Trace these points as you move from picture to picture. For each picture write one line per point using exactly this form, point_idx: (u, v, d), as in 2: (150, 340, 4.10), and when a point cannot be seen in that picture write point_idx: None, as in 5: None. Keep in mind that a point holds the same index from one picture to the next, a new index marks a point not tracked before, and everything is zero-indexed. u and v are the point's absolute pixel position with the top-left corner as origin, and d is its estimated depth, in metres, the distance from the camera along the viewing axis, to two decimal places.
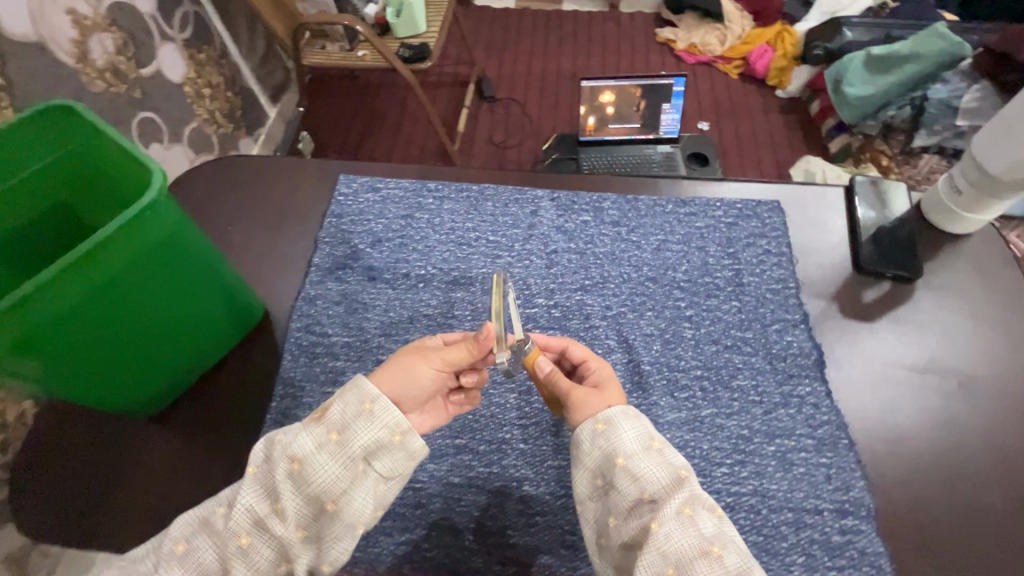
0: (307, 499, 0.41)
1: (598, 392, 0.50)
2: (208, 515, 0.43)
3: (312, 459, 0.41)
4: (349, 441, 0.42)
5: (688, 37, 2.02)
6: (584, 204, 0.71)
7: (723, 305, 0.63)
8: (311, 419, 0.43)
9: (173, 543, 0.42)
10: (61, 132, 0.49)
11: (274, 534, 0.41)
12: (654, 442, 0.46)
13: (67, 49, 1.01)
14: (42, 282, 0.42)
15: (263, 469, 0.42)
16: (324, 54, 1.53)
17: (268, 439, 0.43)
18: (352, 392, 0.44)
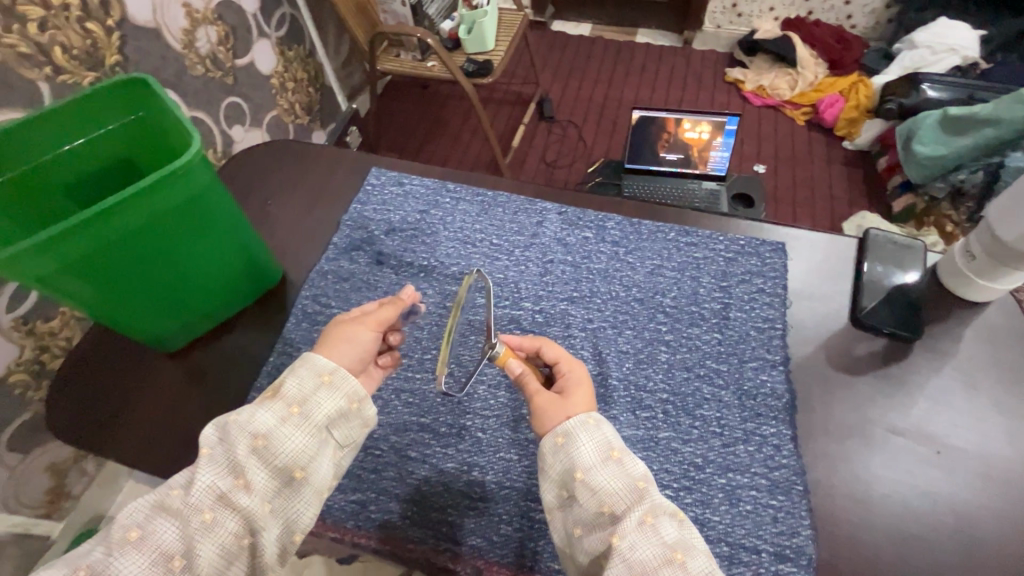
0: (275, 468, 0.46)
1: (564, 396, 0.51)
2: (163, 499, 0.44)
3: (276, 433, 0.46)
4: (309, 413, 0.47)
5: (758, 80, 2.00)
6: (589, 221, 0.74)
7: (704, 336, 0.63)
8: (264, 397, 0.48)
9: (124, 530, 0.42)
10: (139, 98, 0.58)
11: (240, 506, 0.44)
12: (614, 452, 0.47)
13: (177, 37, 1.16)
14: (101, 209, 0.49)
15: (221, 447, 0.45)
16: (398, 62, 1.65)
17: (218, 421, 0.47)
18: (307, 369, 0.49)
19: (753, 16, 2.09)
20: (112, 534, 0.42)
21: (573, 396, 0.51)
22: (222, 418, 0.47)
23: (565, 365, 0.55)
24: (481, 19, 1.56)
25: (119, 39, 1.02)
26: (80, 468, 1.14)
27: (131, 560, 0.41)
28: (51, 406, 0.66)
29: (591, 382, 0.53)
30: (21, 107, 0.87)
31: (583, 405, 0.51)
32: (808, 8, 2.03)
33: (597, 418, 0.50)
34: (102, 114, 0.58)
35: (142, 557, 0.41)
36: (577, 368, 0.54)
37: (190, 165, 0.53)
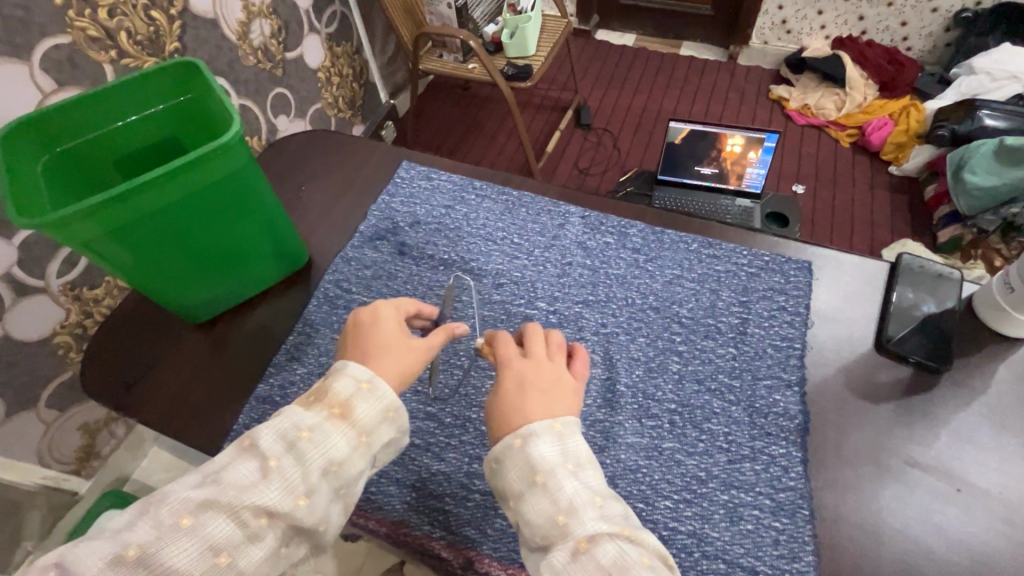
0: (335, 489, 0.46)
1: (495, 414, 0.50)
2: (218, 496, 0.42)
3: (348, 460, 0.47)
4: (374, 443, 0.49)
5: (803, 99, 1.95)
6: (611, 226, 0.74)
7: (717, 349, 0.62)
8: (330, 414, 0.47)
9: (175, 517, 0.40)
10: (189, 80, 0.62)
11: (295, 518, 0.43)
12: (540, 476, 0.45)
13: (233, 28, 1.22)
14: (142, 182, 0.52)
15: (290, 459, 0.44)
16: (440, 62, 1.68)
17: (286, 436, 0.45)
18: (379, 398, 0.49)
19: (803, 34, 2.05)
20: (161, 518, 0.40)
21: (502, 412, 0.50)
22: (288, 429, 0.46)
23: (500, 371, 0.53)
24: (524, 24, 1.58)
25: (179, 28, 1.08)
26: (111, 431, 1.20)
27: (180, 550, 0.40)
28: (85, 366, 0.70)
29: (523, 389, 0.50)
30: (85, 87, 0.94)
31: (513, 422, 0.49)
32: (861, 28, 1.97)
33: (525, 436, 0.47)
34: (155, 93, 0.62)
35: (193, 548, 0.40)
36: (509, 373, 0.51)
37: (227, 145, 0.56)
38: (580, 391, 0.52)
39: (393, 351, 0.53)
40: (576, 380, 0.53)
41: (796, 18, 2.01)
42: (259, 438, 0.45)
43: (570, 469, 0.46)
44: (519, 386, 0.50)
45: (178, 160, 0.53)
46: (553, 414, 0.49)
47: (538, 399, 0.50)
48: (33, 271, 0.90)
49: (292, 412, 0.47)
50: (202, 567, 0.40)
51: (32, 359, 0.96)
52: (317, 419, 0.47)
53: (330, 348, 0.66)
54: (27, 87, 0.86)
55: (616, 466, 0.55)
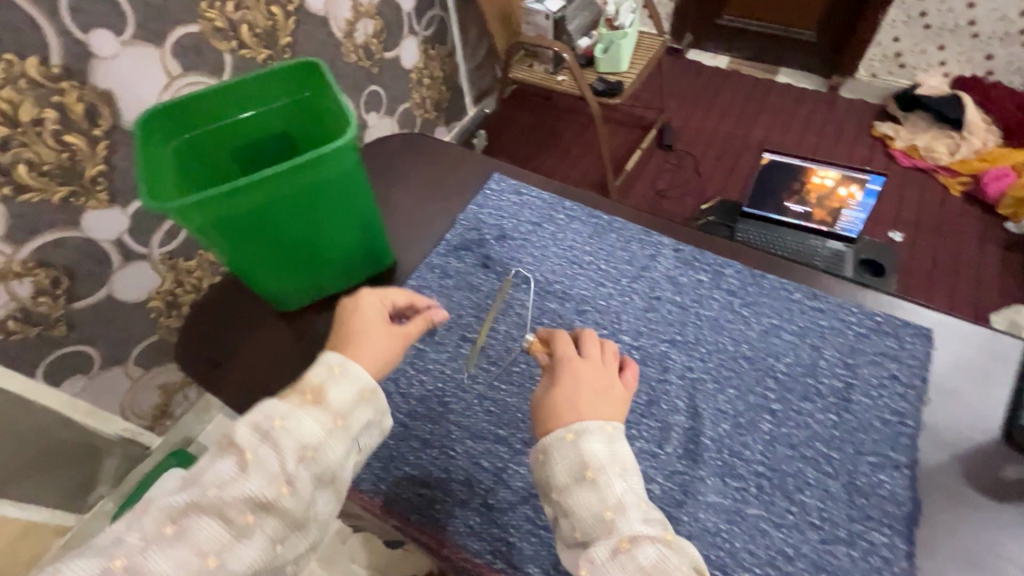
0: (317, 476, 0.47)
1: (547, 406, 0.52)
2: (199, 498, 0.44)
3: (325, 444, 0.48)
4: (351, 425, 0.50)
5: (911, 139, 1.81)
6: (706, 264, 0.70)
7: (816, 414, 0.57)
8: (302, 402, 0.49)
9: (160, 523, 0.43)
10: (309, 81, 0.64)
11: (282, 508, 0.45)
12: (589, 472, 0.47)
13: (340, 26, 1.27)
14: (258, 178, 0.54)
15: (266, 449, 0.46)
16: (530, 72, 1.68)
17: (261, 427, 0.47)
18: (350, 379, 0.51)
19: (919, 70, 1.89)
20: (148, 527, 0.43)
21: (554, 406, 0.51)
22: (262, 421, 0.48)
23: (559, 368, 0.54)
24: (620, 40, 1.56)
25: (294, 24, 1.14)
26: (185, 394, 1.27)
27: (166, 555, 0.42)
28: (181, 340, 0.74)
29: (580, 386, 0.52)
30: (207, 74, 1.01)
31: (565, 416, 0.50)
32: (988, 68, 1.80)
33: (579, 432, 0.49)
34: (278, 90, 0.64)
35: (178, 551, 0.42)
36: (568, 371, 0.53)
37: (341, 150, 0.57)
38: (627, 400, 0.54)
39: (368, 336, 0.55)
40: (626, 389, 0.54)
41: (913, 51, 1.86)
42: (235, 434, 0.47)
43: (618, 470, 0.48)
44: (577, 382, 0.52)
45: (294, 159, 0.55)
46: (604, 417, 0.50)
47: (591, 399, 0.51)
48: (139, 238, 0.99)
49: (265, 405, 0.49)
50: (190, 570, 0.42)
51: (127, 319, 1.03)
52: (289, 408, 0.49)
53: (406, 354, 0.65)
54: (159, 71, 0.93)
55: (693, 525, 0.51)
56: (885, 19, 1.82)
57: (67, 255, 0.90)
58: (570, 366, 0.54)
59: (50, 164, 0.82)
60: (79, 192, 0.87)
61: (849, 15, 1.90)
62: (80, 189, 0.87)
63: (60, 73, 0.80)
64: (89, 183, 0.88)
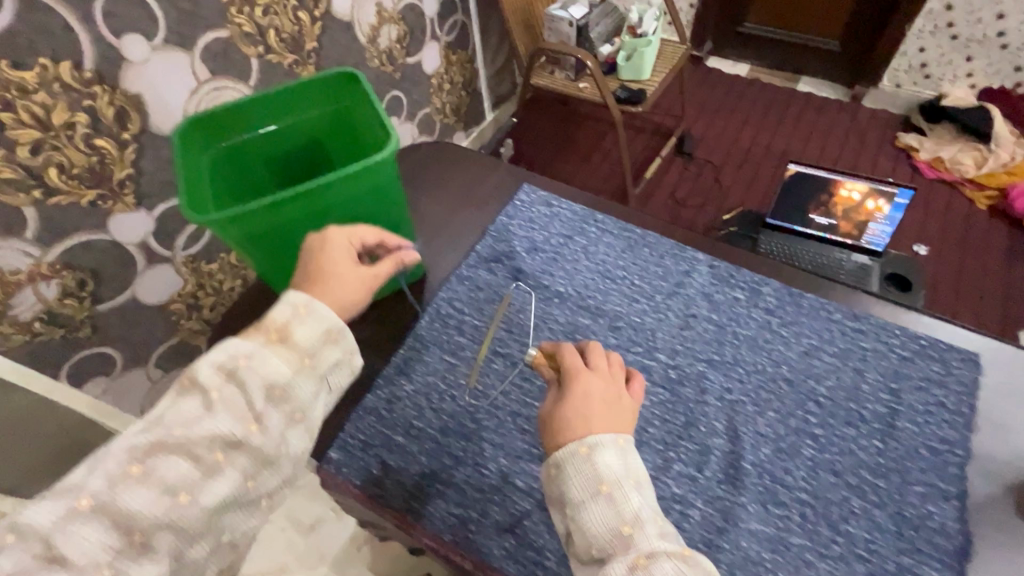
0: (289, 414, 0.45)
1: (556, 420, 0.49)
2: (166, 438, 0.41)
3: (294, 383, 0.46)
4: (320, 364, 0.48)
5: (936, 151, 1.78)
6: (743, 281, 0.69)
7: (860, 440, 0.56)
8: (268, 341, 0.46)
9: (122, 465, 0.39)
10: (345, 90, 0.63)
11: (254, 445, 0.43)
12: (604, 486, 0.45)
13: (364, 31, 1.27)
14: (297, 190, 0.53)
15: (233, 389, 0.43)
16: (551, 79, 1.67)
17: (225, 366, 0.44)
18: (313, 318, 0.49)
19: (944, 81, 1.87)
20: (109, 468, 0.39)
21: (563, 419, 0.49)
22: (224, 360, 0.44)
23: (567, 379, 0.52)
24: (643, 48, 1.55)
25: (319, 29, 1.14)
26: None
27: (136, 495, 0.38)
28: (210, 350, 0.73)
29: (591, 397, 0.50)
30: (234, 79, 1.01)
31: (577, 430, 0.48)
32: (1015, 80, 1.77)
33: (592, 446, 0.47)
34: (315, 99, 0.63)
35: (149, 492, 0.39)
36: (578, 384, 0.50)
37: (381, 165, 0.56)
38: (637, 411, 0.51)
39: (335, 275, 0.52)
40: (634, 401, 0.52)
41: (939, 62, 1.83)
42: (197, 374, 0.43)
43: (633, 483, 0.46)
44: (589, 394, 0.50)
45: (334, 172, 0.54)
46: (616, 430, 0.48)
47: (602, 411, 0.49)
48: (163, 242, 0.99)
49: (227, 343, 0.45)
50: (163, 508, 0.39)
51: (150, 322, 1.04)
52: (254, 347, 0.45)
53: (438, 368, 0.65)
54: (187, 75, 0.93)
55: (736, 553, 0.50)
56: (911, 29, 1.80)
57: (93, 258, 0.89)
58: (579, 376, 0.51)
59: (78, 167, 0.82)
60: (107, 196, 0.88)
61: (874, 25, 1.88)
62: (108, 193, 0.87)
63: (92, 78, 0.80)
64: (117, 187, 0.88)
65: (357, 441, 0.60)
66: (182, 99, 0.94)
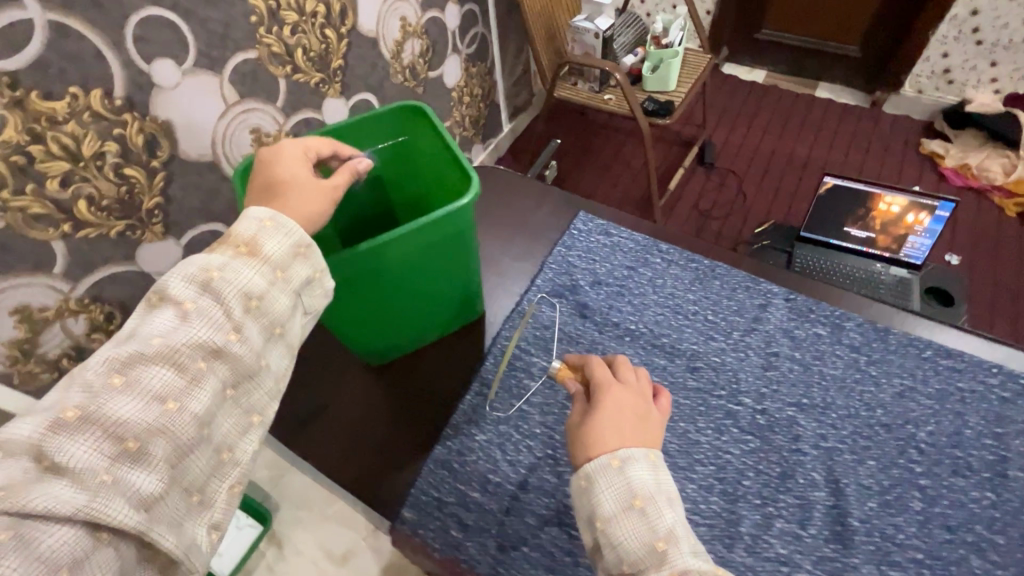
0: (267, 329, 0.44)
1: (583, 434, 0.45)
2: (144, 348, 0.39)
3: (268, 296, 0.44)
4: (293, 280, 0.46)
5: (963, 157, 1.74)
6: (823, 315, 0.66)
7: (971, 492, 0.53)
8: (236, 253, 0.44)
9: (102, 377, 0.37)
10: (409, 124, 0.62)
11: (233, 356, 0.42)
12: (637, 500, 0.41)
13: (389, 47, 1.12)
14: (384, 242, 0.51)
15: (207, 300, 0.42)
16: (573, 90, 1.65)
17: (195, 278, 0.42)
18: (280, 229, 0.46)
19: (968, 86, 1.84)
20: (90, 381, 0.37)
21: (593, 433, 0.44)
22: (195, 274, 0.42)
23: (595, 391, 0.47)
24: (669, 59, 1.52)
25: (346, 46, 0.99)
26: None
27: (123, 403, 0.37)
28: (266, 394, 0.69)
29: (620, 408, 0.46)
30: (263, 100, 0.84)
31: (606, 443, 0.44)
32: None
33: (624, 458, 0.43)
34: (378, 135, 0.63)
35: (136, 399, 0.37)
36: (608, 396, 0.46)
37: (463, 214, 0.54)
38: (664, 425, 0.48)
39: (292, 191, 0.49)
40: (662, 415, 0.48)
41: (963, 67, 1.80)
42: (167, 288, 0.42)
43: (668, 497, 0.42)
44: (618, 406, 0.46)
45: (420, 222, 0.52)
46: (647, 444, 0.44)
47: (633, 426, 0.45)
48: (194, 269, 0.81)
49: (194, 257, 0.43)
50: (152, 415, 0.37)
51: None
52: (224, 260, 0.43)
53: (509, 417, 0.61)
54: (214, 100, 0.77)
55: None
56: (935, 34, 1.77)
57: (121, 291, 0.71)
58: (609, 387, 0.47)
59: (106, 199, 0.66)
60: (136, 225, 0.71)
61: (896, 30, 1.86)
62: (137, 223, 0.71)
63: (123, 106, 0.65)
64: (147, 215, 0.72)
65: (431, 498, 0.56)
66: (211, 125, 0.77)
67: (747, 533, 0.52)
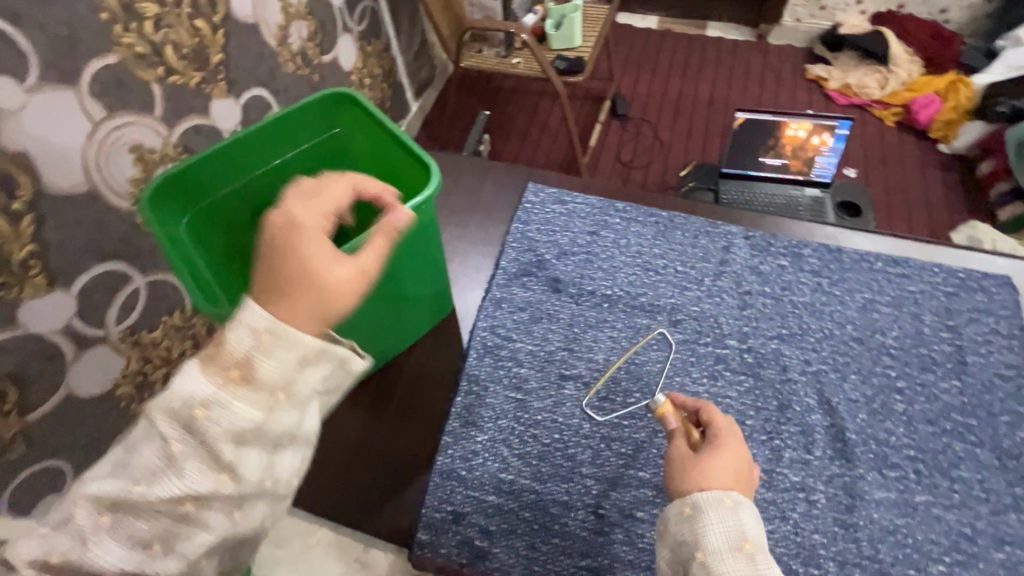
0: (268, 452, 0.34)
1: (692, 464, 0.43)
2: (125, 494, 0.32)
3: (265, 425, 0.34)
4: (299, 396, 0.35)
5: (843, 78, 1.88)
6: (782, 247, 0.67)
7: (941, 383, 0.57)
8: (226, 383, 0.33)
9: (91, 516, 0.33)
10: (339, 113, 0.59)
11: (226, 497, 0.33)
12: (747, 545, 0.38)
13: (273, 32, 0.88)
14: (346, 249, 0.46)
15: (195, 441, 0.33)
16: (480, 58, 1.58)
17: (179, 417, 0.33)
18: (283, 349, 0.34)
19: (837, 10, 1.95)
20: (77, 521, 0.33)
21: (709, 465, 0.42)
22: (179, 407, 0.33)
23: (714, 436, 0.45)
24: (571, 14, 1.49)
25: (223, 37, 0.77)
26: None
27: (107, 551, 0.32)
28: None
29: (740, 458, 0.43)
30: (140, 110, 0.66)
31: (721, 477, 0.41)
32: (899, 2, 1.89)
33: (738, 500, 0.40)
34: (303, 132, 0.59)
35: (120, 545, 0.32)
36: (729, 441, 0.44)
37: (426, 206, 0.50)
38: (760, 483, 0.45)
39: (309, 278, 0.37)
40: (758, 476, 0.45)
41: None
42: (152, 418, 0.33)
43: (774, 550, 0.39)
44: (740, 455, 0.43)
45: None
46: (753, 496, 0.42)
47: (743, 478, 0.42)
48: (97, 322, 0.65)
49: (177, 380, 0.33)
50: (136, 561, 0.33)
51: None
52: (210, 391, 0.33)
53: (507, 410, 0.58)
54: (77, 117, 0.60)
55: (871, 528, 0.51)
56: None
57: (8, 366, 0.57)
58: (734, 433, 0.45)
59: None
60: (8, 283, 0.55)
61: None
62: (9, 280, 0.55)
63: None
64: (18, 271, 0.56)
65: (446, 512, 0.53)
66: (76, 147, 0.60)
67: (763, 470, 0.53)
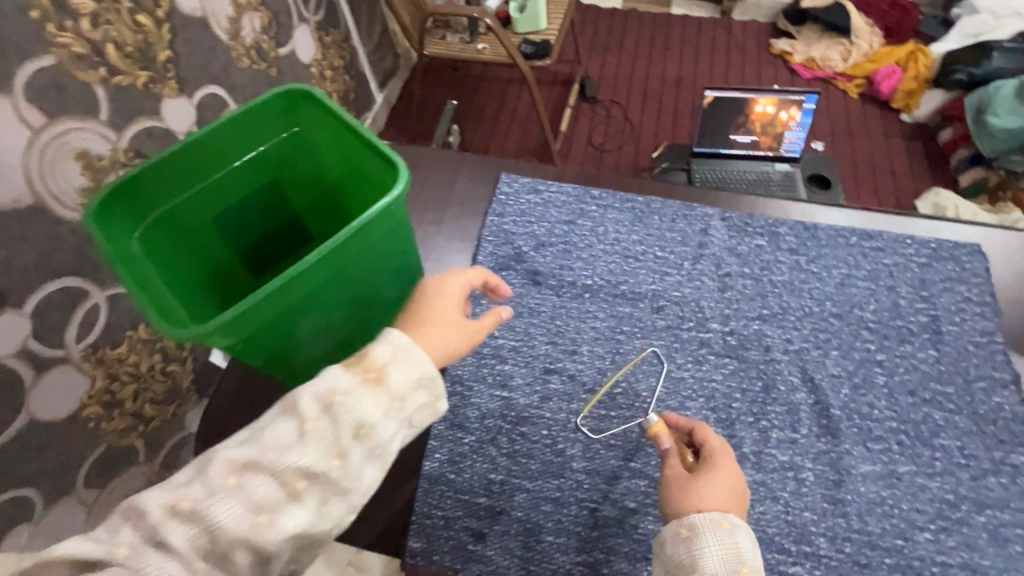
0: (370, 452, 0.39)
1: (690, 486, 0.43)
2: (260, 455, 0.37)
3: (378, 425, 0.39)
4: (408, 408, 0.40)
5: (807, 51, 1.89)
6: (759, 227, 0.67)
7: (918, 354, 0.58)
8: (364, 380, 0.39)
9: (221, 474, 0.36)
10: (297, 110, 0.55)
11: (331, 480, 0.38)
12: (743, 568, 0.39)
13: (224, 27, 0.84)
14: (311, 258, 0.43)
15: (326, 423, 0.38)
16: (445, 45, 1.54)
17: (321, 397, 0.38)
18: (408, 360, 0.40)
19: None
20: (209, 475, 0.36)
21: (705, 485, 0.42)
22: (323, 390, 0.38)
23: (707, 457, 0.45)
24: None
25: (169, 33, 0.72)
26: None
27: (223, 509, 0.35)
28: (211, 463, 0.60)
29: (733, 478, 0.44)
30: (83, 115, 0.61)
31: (717, 498, 0.42)
32: None
33: (734, 523, 0.41)
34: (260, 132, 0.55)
35: (237, 506, 0.36)
36: (723, 463, 0.44)
37: (395, 208, 0.47)
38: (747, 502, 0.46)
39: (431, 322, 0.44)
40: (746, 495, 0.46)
41: None
42: (297, 397, 0.38)
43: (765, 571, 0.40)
44: (732, 476, 0.43)
45: (349, 225, 0.44)
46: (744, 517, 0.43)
47: (736, 498, 0.43)
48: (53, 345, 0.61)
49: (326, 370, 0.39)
50: (245, 526, 0.36)
51: None
52: (351, 384, 0.39)
53: (493, 409, 0.57)
54: (13, 126, 0.55)
55: (859, 501, 0.51)
56: None
57: None
58: (727, 454, 0.45)
59: None
60: None
61: None
62: None
63: None
64: None
65: (436, 518, 0.52)
66: (15, 160, 0.55)
67: (751, 452, 0.54)
